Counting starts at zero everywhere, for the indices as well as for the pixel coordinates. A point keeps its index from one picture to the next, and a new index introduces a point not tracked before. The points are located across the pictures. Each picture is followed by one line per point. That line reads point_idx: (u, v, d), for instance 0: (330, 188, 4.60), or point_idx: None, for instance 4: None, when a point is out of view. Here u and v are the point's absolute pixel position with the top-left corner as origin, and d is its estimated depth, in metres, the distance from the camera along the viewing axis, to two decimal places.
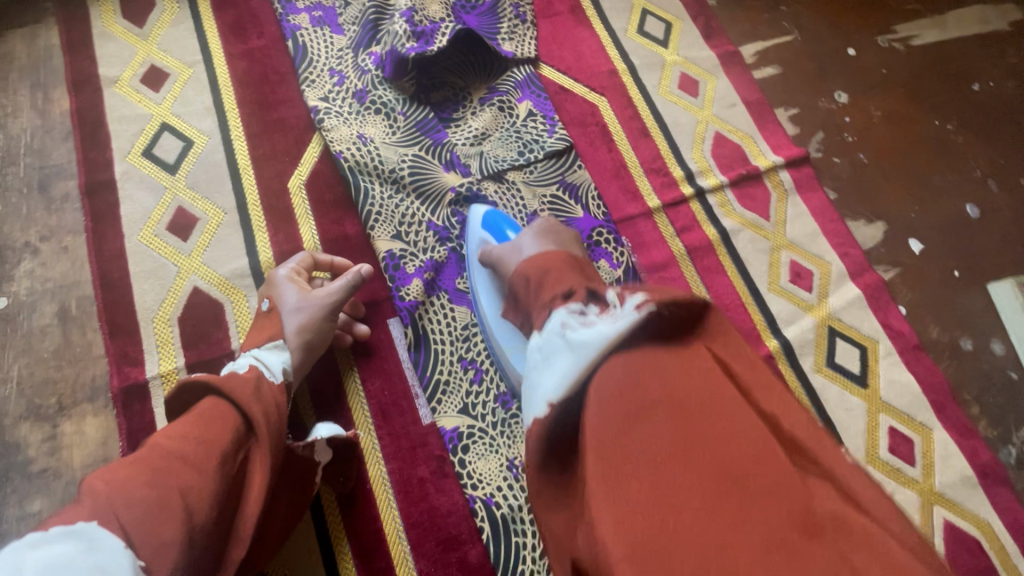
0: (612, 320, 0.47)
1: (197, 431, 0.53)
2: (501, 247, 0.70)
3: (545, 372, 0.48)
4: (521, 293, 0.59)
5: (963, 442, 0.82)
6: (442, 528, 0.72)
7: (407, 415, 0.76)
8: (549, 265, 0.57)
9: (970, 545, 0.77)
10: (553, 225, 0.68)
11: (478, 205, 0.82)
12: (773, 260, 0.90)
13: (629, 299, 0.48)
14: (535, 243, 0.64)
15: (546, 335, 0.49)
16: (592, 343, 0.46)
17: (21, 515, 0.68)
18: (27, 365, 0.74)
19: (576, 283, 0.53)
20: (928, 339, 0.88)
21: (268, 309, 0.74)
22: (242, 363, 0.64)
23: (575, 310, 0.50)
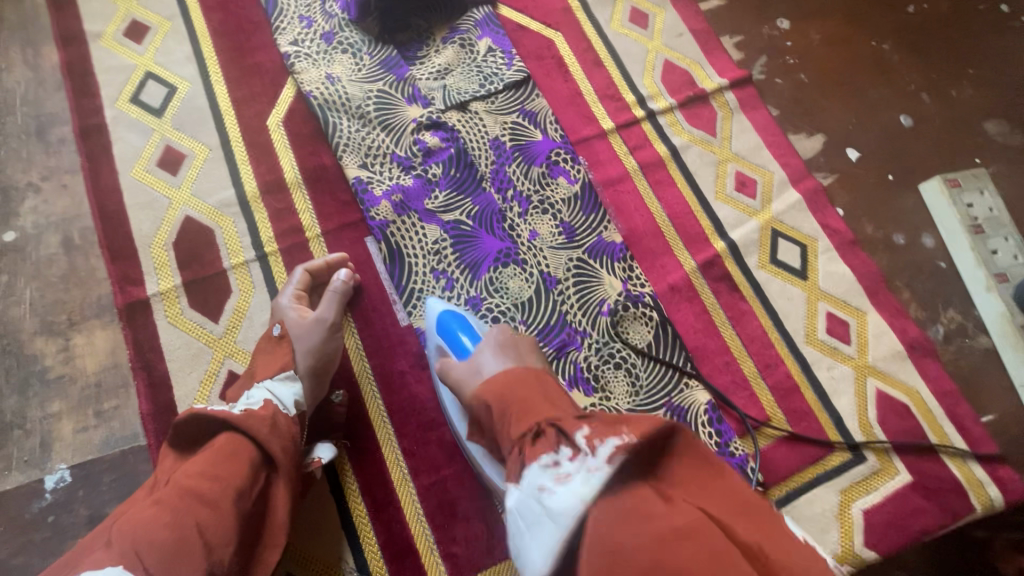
0: (585, 475, 0.47)
1: (211, 468, 0.54)
2: (458, 366, 0.69)
3: (530, 539, 0.47)
4: (485, 419, 0.61)
5: (895, 322, 0.90)
6: (422, 412, 0.80)
7: (387, 318, 0.84)
8: (517, 392, 0.58)
9: (899, 410, 0.85)
10: (511, 334, 0.70)
11: (434, 302, 0.79)
12: (719, 171, 0.98)
13: (601, 446, 0.48)
14: (495, 363, 0.66)
15: (523, 497, 0.49)
16: (571, 508, 0.45)
17: (43, 416, 0.76)
18: (38, 288, 0.81)
19: (545, 420, 0.54)
20: (864, 236, 0.96)
21: (279, 335, 0.74)
22: (257, 399, 0.64)
23: (548, 465, 0.49)
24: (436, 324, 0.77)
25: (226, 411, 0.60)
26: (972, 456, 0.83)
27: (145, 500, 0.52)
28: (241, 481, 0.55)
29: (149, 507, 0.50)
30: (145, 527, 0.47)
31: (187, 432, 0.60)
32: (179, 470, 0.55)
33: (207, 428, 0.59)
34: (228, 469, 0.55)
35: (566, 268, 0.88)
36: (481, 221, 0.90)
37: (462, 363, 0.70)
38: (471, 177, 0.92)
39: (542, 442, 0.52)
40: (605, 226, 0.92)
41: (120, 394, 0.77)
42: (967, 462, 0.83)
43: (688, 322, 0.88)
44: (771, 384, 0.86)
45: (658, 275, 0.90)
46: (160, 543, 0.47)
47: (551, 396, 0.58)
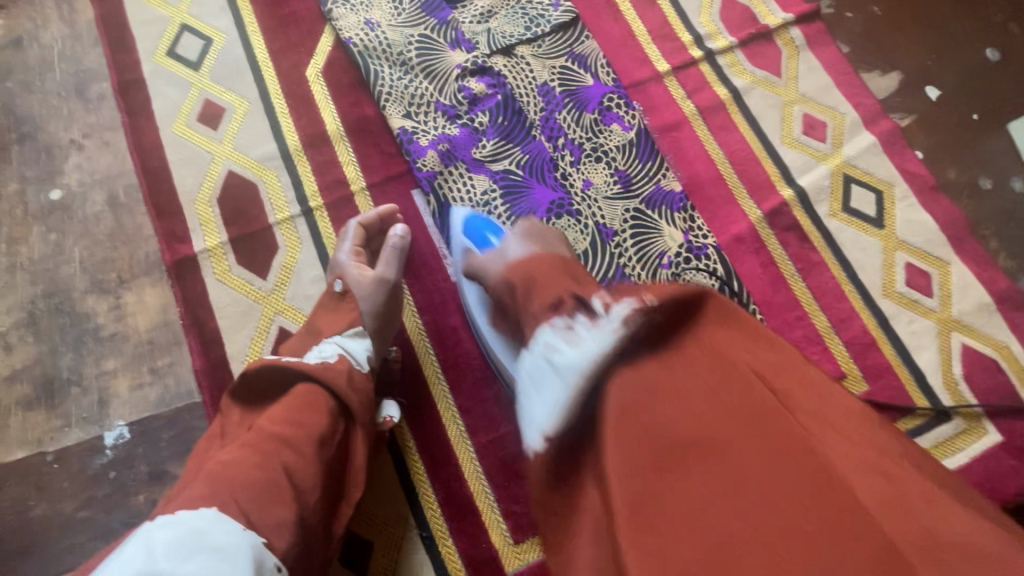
0: (597, 332, 0.44)
1: (294, 414, 0.53)
2: (481, 255, 0.68)
3: (534, 398, 0.45)
4: (509, 301, 0.58)
5: (982, 273, 0.83)
6: (477, 369, 0.77)
7: (437, 274, 0.81)
8: (540, 270, 0.55)
9: (987, 366, 0.79)
10: (537, 228, 0.69)
11: (458, 208, 0.80)
12: (785, 114, 0.91)
13: (616, 307, 0.45)
14: (520, 245, 0.64)
15: (531, 357, 0.47)
16: (580, 366, 0.43)
17: (99, 373, 0.75)
18: (87, 247, 0.80)
19: (567, 291, 0.50)
20: (947, 181, 0.88)
21: (341, 291, 0.70)
22: (330, 353, 0.63)
23: (561, 327, 0.47)
24: (461, 224, 0.78)
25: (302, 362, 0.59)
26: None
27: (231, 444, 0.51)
28: (321, 429, 0.54)
29: (236, 448, 0.49)
30: (235, 466, 0.47)
31: (255, 385, 0.59)
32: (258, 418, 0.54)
33: (280, 378, 0.58)
34: (309, 417, 0.54)
35: (623, 219, 0.83)
36: (532, 171, 0.85)
37: (486, 252, 0.69)
38: (519, 125, 0.87)
39: (558, 311, 0.48)
40: (663, 173, 0.86)
41: (173, 351, 0.76)
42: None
43: (755, 275, 0.82)
44: (846, 339, 0.80)
45: (721, 226, 0.84)
46: (253, 480, 0.46)
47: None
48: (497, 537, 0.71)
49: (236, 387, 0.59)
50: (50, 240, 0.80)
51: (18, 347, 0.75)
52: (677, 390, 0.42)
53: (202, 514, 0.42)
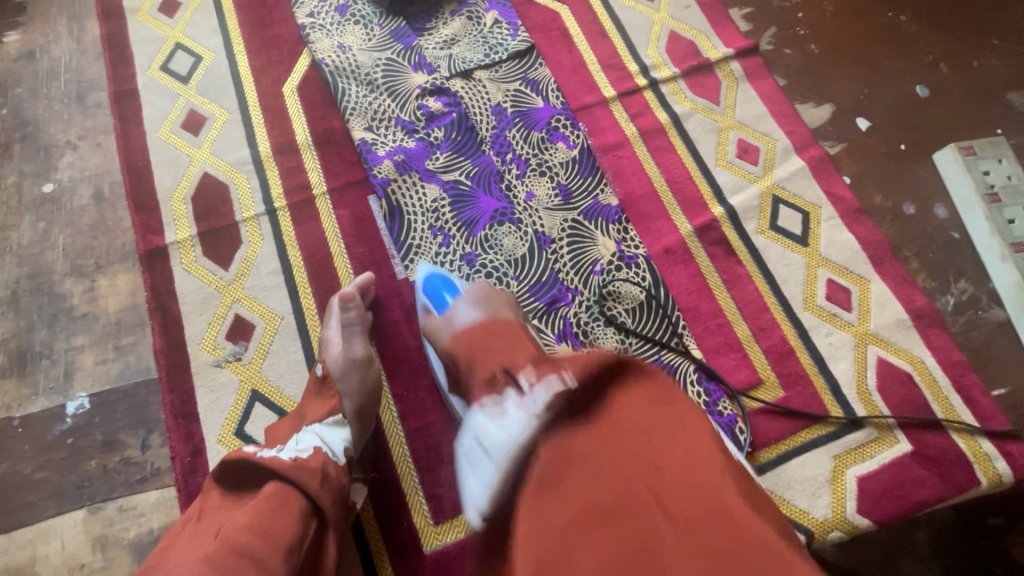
0: (522, 408, 0.50)
1: (262, 522, 0.53)
2: (436, 319, 0.74)
3: (472, 478, 0.50)
4: (455, 371, 0.66)
5: (900, 291, 0.87)
6: (413, 360, 0.83)
7: (385, 272, 0.88)
8: (484, 339, 0.63)
9: (901, 378, 0.83)
10: (489, 290, 0.75)
11: (422, 265, 0.84)
12: (721, 139, 0.97)
13: (540, 388, 0.50)
14: (470, 312, 0.70)
15: (468, 443, 0.52)
16: (506, 447, 0.48)
17: (68, 348, 0.82)
18: (71, 235, 0.88)
19: (500, 367, 0.57)
20: (872, 205, 0.94)
21: (322, 375, 0.74)
22: (305, 446, 0.64)
23: (491, 409, 0.52)
24: (421, 282, 0.82)
25: (276, 459, 0.60)
26: (982, 433, 0.80)
27: (193, 556, 0.50)
28: (291, 539, 0.54)
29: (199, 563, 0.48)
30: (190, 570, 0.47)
31: (234, 475, 0.61)
32: (225, 526, 0.53)
33: (255, 473, 0.59)
34: (282, 526, 0.54)
35: (561, 228, 0.90)
36: (480, 181, 0.92)
37: (441, 316, 0.75)
38: (471, 141, 0.95)
39: (493, 389, 0.55)
40: (602, 188, 0.93)
41: (137, 332, 0.83)
42: (976, 438, 0.79)
43: (683, 285, 0.88)
44: (765, 348, 0.84)
45: (653, 238, 0.90)
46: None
47: (515, 346, 0.60)
48: (419, 518, 0.75)
49: (218, 471, 0.61)
50: (39, 228, 0.89)
51: None
52: (580, 459, 0.46)
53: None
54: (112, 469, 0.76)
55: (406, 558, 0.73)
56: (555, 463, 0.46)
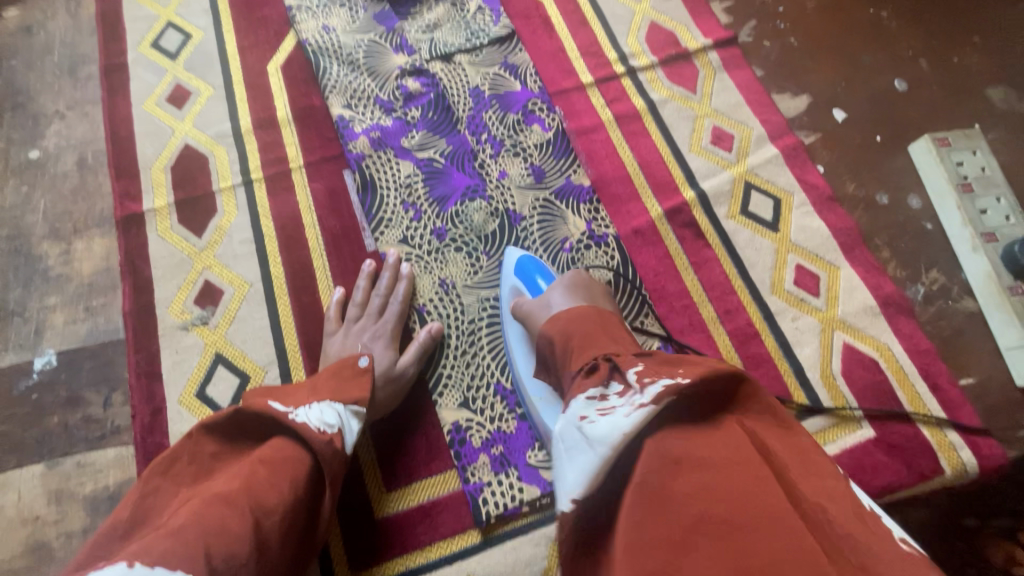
0: (631, 408, 0.47)
1: (278, 479, 0.54)
2: (530, 301, 0.74)
3: (568, 467, 0.48)
4: (549, 356, 0.62)
5: (869, 278, 0.87)
6: None
7: (355, 244, 0.88)
8: (582, 330, 0.58)
9: (867, 364, 0.82)
10: (583, 278, 0.75)
11: (512, 250, 0.83)
12: (696, 126, 0.98)
13: (651, 385, 0.48)
14: (565, 301, 0.70)
15: (565, 426, 0.50)
16: (610, 438, 0.46)
17: (41, 306, 0.84)
18: (52, 199, 0.91)
19: (601, 356, 0.54)
20: (845, 194, 0.93)
21: (365, 366, 0.71)
22: (332, 422, 0.61)
23: (595, 397, 0.51)
24: (515, 265, 0.81)
25: (306, 427, 0.57)
26: (950, 424, 0.79)
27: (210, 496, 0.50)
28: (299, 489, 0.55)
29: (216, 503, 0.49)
30: (200, 519, 0.47)
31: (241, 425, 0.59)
32: (241, 472, 0.53)
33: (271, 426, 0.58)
34: (289, 476, 0.55)
35: (532, 206, 0.91)
36: (453, 159, 0.93)
37: (533, 299, 0.75)
38: (447, 120, 0.96)
39: (593, 377, 0.53)
40: (574, 169, 0.94)
41: (107, 294, 0.85)
42: (943, 429, 0.78)
43: (650, 266, 0.88)
44: (730, 330, 0.84)
45: (623, 219, 0.91)
46: (224, 533, 0.46)
47: (613, 335, 0.58)
48: (374, 486, 0.75)
49: (220, 417, 0.58)
50: (22, 191, 0.91)
51: None
52: (699, 463, 0.44)
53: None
54: (73, 425, 0.77)
55: (362, 529, 0.73)
56: (664, 461, 0.45)
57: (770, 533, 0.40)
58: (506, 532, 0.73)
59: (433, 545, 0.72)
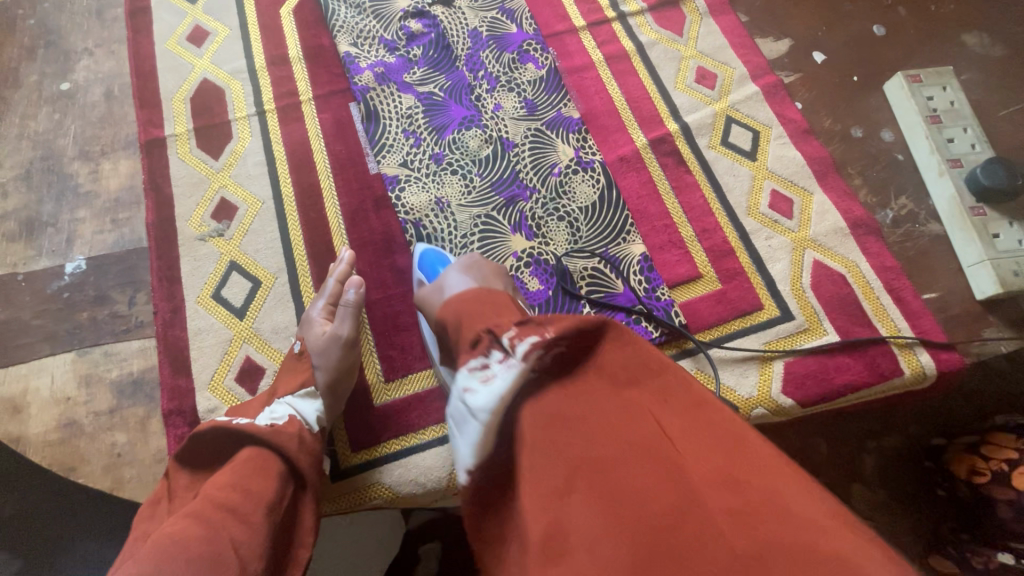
0: (504, 370, 0.47)
1: (242, 482, 0.57)
2: (427, 288, 0.70)
3: (461, 438, 0.50)
4: (444, 339, 0.59)
5: (840, 202, 0.93)
6: (379, 242, 0.90)
7: (360, 167, 0.95)
8: (467, 308, 0.54)
9: (835, 279, 0.87)
10: (479, 261, 0.71)
11: (419, 244, 0.86)
12: (681, 66, 1.04)
13: (521, 344, 0.48)
14: (459, 280, 0.65)
15: (455, 405, 0.50)
16: (489, 404, 0.47)
17: (72, 219, 0.91)
18: (81, 126, 0.98)
19: (484, 327, 0.51)
20: (821, 128, 0.99)
21: (299, 352, 0.78)
22: (281, 414, 0.68)
23: (476, 367, 0.48)
24: (419, 259, 0.84)
25: (253, 426, 0.64)
26: (920, 344, 0.83)
27: (176, 515, 0.53)
28: (268, 495, 0.58)
29: (182, 518, 0.52)
30: (171, 535, 0.50)
31: (209, 450, 0.64)
32: (206, 485, 0.57)
33: (233, 443, 0.63)
34: (253, 476, 0.58)
35: (524, 135, 0.97)
36: (452, 93, 1.00)
37: (430, 286, 0.70)
38: (446, 58, 1.02)
39: (477, 348, 0.50)
40: (565, 104, 1.00)
41: (132, 209, 0.92)
42: (913, 349, 0.83)
43: (634, 191, 0.94)
44: (707, 247, 0.90)
45: (609, 148, 0.97)
46: (196, 553, 0.48)
47: (500, 307, 0.54)
48: (372, 376, 0.82)
49: (184, 448, 0.64)
50: (54, 118, 0.99)
51: (12, 194, 0.93)
52: (574, 420, 0.45)
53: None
54: (101, 320, 0.85)
55: (363, 420, 0.80)
56: (544, 423, 0.46)
57: (638, 476, 0.43)
58: None
59: (427, 428, 0.80)
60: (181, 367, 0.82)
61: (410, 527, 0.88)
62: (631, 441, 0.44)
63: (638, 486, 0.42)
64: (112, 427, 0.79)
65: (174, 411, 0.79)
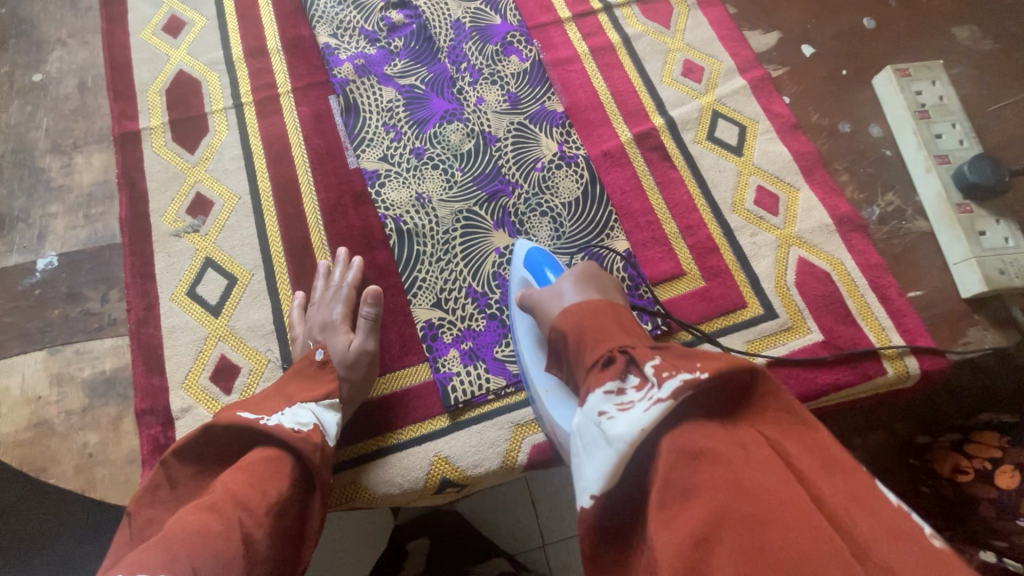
0: (650, 405, 0.47)
1: (262, 482, 0.57)
2: (539, 291, 0.71)
3: (586, 462, 0.50)
4: (562, 349, 0.62)
5: (827, 198, 0.91)
6: (360, 238, 0.89)
7: (339, 161, 0.93)
8: (591, 322, 0.58)
9: (820, 276, 0.86)
10: (596, 270, 0.72)
11: (521, 242, 0.82)
12: (668, 59, 1.02)
13: (668, 378, 0.48)
14: (578, 291, 0.67)
15: (584, 421, 0.52)
16: (628, 435, 0.47)
17: (43, 213, 0.90)
18: (53, 119, 0.96)
19: (616, 347, 0.54)
20: (808, 123, 0.97)
21: (320, 360, 0.73)
22: (306, 420, 0.65)
23: (611, 393, 0.51)
24: (522, 258, 0.79)
25: (281, 429, 0.62)
26: (909, 352, 0.82)
27: (194, 505, 0.54)
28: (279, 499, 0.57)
29: (199, 510, 0.52)
30: (184, 525, 0.50)
31: (218, 442, 0.63)
32: (222, 479, 0.57)
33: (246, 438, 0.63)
34: (269, 477, 0.58)
35: (507, 129, 0.95)
36: (433, 86, 0.98)
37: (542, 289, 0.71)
38: (428, 50, 1.00)
39: (610, 369, 0.53)
40: (549, 97, 0.98)
41: (106, 204, 0.91)
42: (903, 359, 0.81)
43: (619, 186, 0.92)
44: (691, 244, 0.89)
45: (594, 142, 0.95)
46: (214, 551, 0.48)
47: (628, 329, 0.57)
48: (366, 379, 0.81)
49: (182, 445, 0.62)
50: (25, 111, 0.96)
51: None
52: (682, 438, 0.46)
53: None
54: (73, 317, 0.83)
55: (373, 426, 0.79)
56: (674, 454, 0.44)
57: (760, 496, 0.41)
58: (472, 418, 0.79)
59: (510, 392, 0.80)
60: (154, 366, 0.80)
61: (398, 523, 0.90)
62: (746, 461, 0.44)
63: (764, 512, 0.40)
64: (84, 426, 0.78)
65: (147, 410, 0.78)
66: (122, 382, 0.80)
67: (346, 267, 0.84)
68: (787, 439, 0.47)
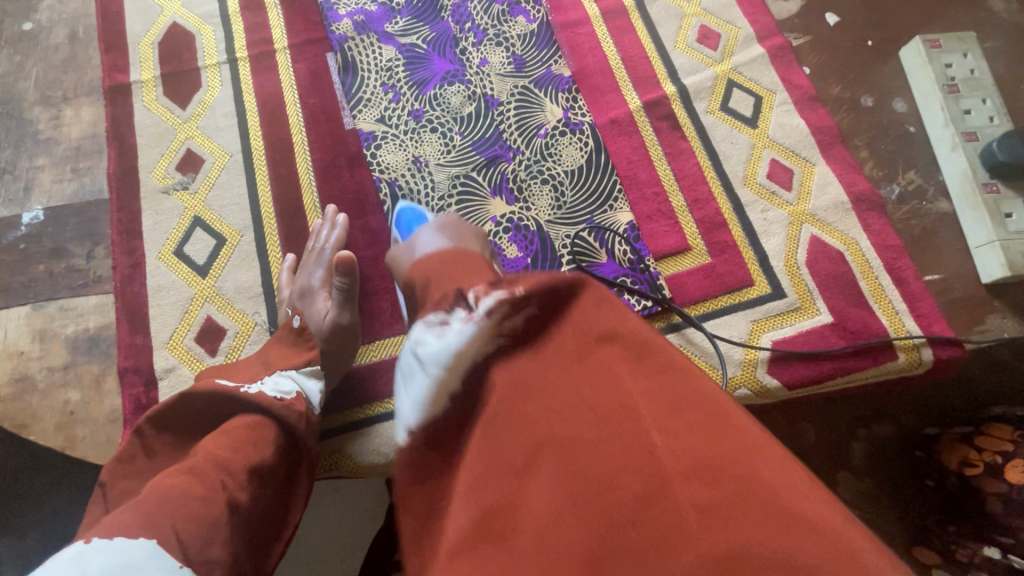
0: (462, 325, 0.42)
1: (245, 449, 0.54)
2: (398, 248, 0.64)
3: (404, 393, 0.45)
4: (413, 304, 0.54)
5: (844, 175, 0.87)
6: (353, 202, 0.85)
7: (334, 122, 0.90)
8: (440, 266, 0.51)
9: (832, 256, 0.82)
10: (456, 222, 0.66)
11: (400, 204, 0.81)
12: (683, 24, 0.97)
13: (485, 298, 0.42)
14: (433, 239, 0.60)
15: (404, 357, 0.46)
16: (442, 358, 0.42)
17: (30, 166, 0.87)
18: (43, 69, 0.93)
19: (455, 287, 0.47)
20: (828, 96, 0.92)
21: (299, 328, 0.70)
22: (288, 388, 0.62)
23: (434, 322, 0.43)
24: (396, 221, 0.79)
25: (262, 396, 0.59)
26: (925, 342, 0.78)
27: (174, 468, 0.52)
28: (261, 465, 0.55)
29: (180, 473, 0.50)
30: (164, 486, 0.49)
31: (196, 408, 0.60)
32: (203, 444, 0.54)
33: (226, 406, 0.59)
34: (252, 443, 0.55)
35: (510, 93, 0.91)
36: (435, 46, 0.94)
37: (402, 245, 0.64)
38: (432, 8, 0.96)
39: (439, 303, 0.45)
40: (556, 60, 0.93)
41: (94, 158, 0.88)
42: (918, 349, 0.77)
43: (625, 156, 0.88)
44: (698, 219, 0.85)
45: (601, 109, 0.91)
46: (192, 514, 0.47)
47: (472, 265, 0.50)
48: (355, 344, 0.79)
49: (158, 412, 0.59)
50: (14, 60, 0.93)
51: None
52: (527, 398, 0.39)
53: (139, 545, 0.43)
54: (57, 273, 0.81)
55: (361, 391, 0.77)
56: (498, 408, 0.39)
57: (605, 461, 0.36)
58: None
59: None
60: (138, 325, 0.78)
61: None
62: (591, 420, 0.38)
63: (601, 478, 0.36)
64: (66, 383, 0.76)
65: (130, 369, 0.76)
66: (105, 340, 0.78)
67: (331, 227, 0.81)
68: (629, 373, 0.40)
